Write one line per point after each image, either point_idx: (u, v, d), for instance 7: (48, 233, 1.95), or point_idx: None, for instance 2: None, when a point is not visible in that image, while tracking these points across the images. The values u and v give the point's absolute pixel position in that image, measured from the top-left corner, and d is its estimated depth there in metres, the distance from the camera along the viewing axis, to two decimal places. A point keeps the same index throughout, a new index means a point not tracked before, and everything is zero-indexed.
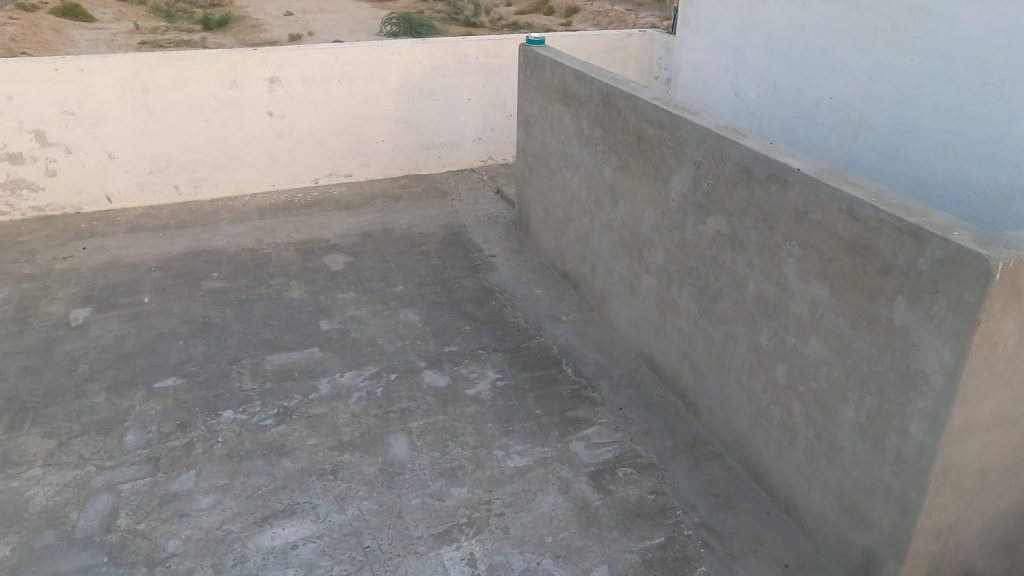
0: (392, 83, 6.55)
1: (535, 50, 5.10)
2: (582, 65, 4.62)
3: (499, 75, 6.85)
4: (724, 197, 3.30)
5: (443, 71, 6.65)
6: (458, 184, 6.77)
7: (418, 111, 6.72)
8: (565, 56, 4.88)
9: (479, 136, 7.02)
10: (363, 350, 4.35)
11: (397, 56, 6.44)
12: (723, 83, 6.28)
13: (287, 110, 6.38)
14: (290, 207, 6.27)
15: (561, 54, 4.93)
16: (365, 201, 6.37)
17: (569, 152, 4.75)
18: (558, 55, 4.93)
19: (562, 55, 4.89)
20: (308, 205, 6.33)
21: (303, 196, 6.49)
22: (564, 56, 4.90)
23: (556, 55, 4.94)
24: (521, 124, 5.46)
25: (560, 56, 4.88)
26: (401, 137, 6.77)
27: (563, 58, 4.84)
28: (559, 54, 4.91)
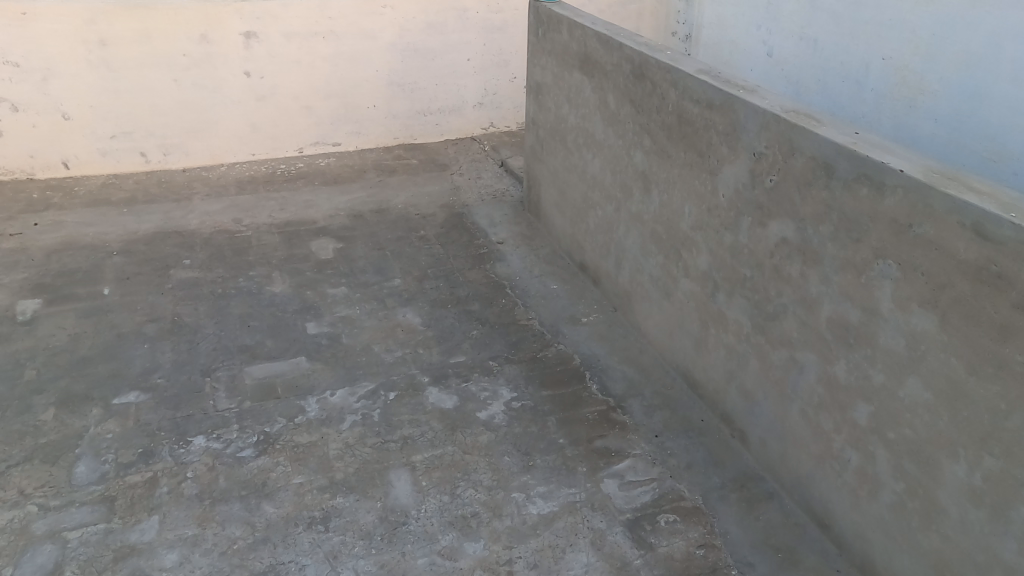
0: (385, 40, 5.82)
1: (549, 7, 4.40)
2: (606, 27, 3.95)
3: (503, 33, 6.12)
4: (792, 197, 2.68)
5: (440, 27, 5.91)
6: (458, 155, 6.10)
7: (412, 72, 6.02)
8: (584, 14, 4.20)
9: (481, 101, 6.33)
10: (357, 361, 3.79)
11: (389, 9, 5.71)
12: (754, 42, 5.45)
13: (266, 70, 5.67)
14: (272, 181, 5.62)
15: (579, 13, 4.24)
16: (354, 175, 5.72)
17: (590, 129, 4.12)
18: (575, 13, 4.24)
19: (580, 13, 4.20)
20: (289, 179, 5.66)
21: (284, 168, 5.82)
22: (582, 14, 4.22)
23: (573, 13, 4.27)
24: (532, 93, 4.81)
25: (577, 14, 4.20)
26: (394, 101, 6.08)
27: (580, 16, 4.16)
28: (577, 13, 4.23)
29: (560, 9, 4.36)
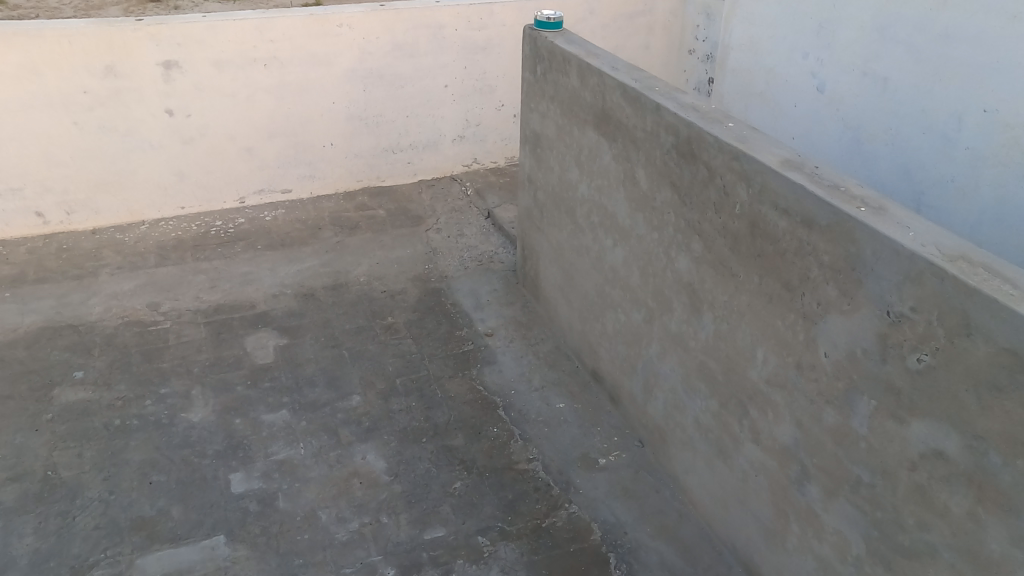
0: (340, 67, 4.78)
1: (552, 39, 3.34)
2: (630, 75, 2.89)
3: (486, 53, 5.04)
4: (963, 399, 1.70)
5: (409, 48, 4.85)
6: (433, 203, 5.01)
7: (377, 104, 4.96)
8: (598, 51, 3.15)
9: (461, 135, 5.25)
10: (295, 540, 2.76)
11: (344, 28, 4.66)
12: (799, 73, 4.38)
13: (193, 106, 4.63)
14: (203, 244, 4.62)
15: (591, 50, 3.18)
16: (305, 238, 4.65)
17: (608, 208, 3.07)
18: (586, 50, 3.18)
19: (593, 51, 3.15)
20: (223, 242, 4.65)
21: (218, 229, 4.78)
22: (598, 51, 3.16)
23: (584, 50, 3.20)
24: (527, 144, 3.73)
25: (589, 52, 3.14)
26: (355, 139, 5.03)
27: (593, 57, 3.09)
28: (588, 51, 3.17)
29: (565, 42, 3.29)
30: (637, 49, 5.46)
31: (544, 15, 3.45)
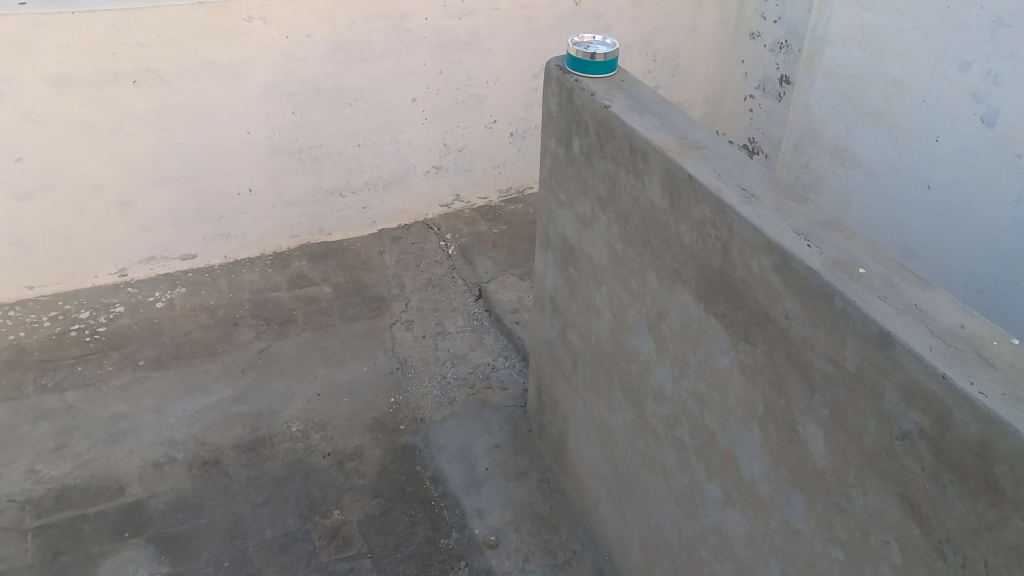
0: (255, 80, 3.16)
1: (604, 99, 1.81)
2: (789, 221, 1.41)
3: (470, 51, 3.45)
4: None
5: (358, 48, 3.25)
6: (400, 272, 3.51)
7: (312, 129, 3.37)
8: (711, 137, 1.65)
9: (437, 165, 3.71)
10: None
11: (255, 22, 3.04)
12: (951, 93, 2.81)
13: (26, 145, 2.96)
14: (55, 354, 3.03)
15: (688, 134, 1.66)
16: (213, 341, 3.12)
17: (720, 441, 1.66)
18: (680, 135, 1.66)
19: (693, 138, 1.65)
20: (88, 354, 3.04)
21: (82, 328, 3.16)
22: (704, 137, 1.65)
23: (674, 133, 1.67)
24: (552, 253, 2.25)
25: (687, 143, 1.63)
26: (285, 180, 3.45)
27: (699, 156, 1.58)
28: (685, 137, 1.65)
29: (632, 112, 1.76)
30: (681, 31, 3.85)
31: (581, 45, 1.92)
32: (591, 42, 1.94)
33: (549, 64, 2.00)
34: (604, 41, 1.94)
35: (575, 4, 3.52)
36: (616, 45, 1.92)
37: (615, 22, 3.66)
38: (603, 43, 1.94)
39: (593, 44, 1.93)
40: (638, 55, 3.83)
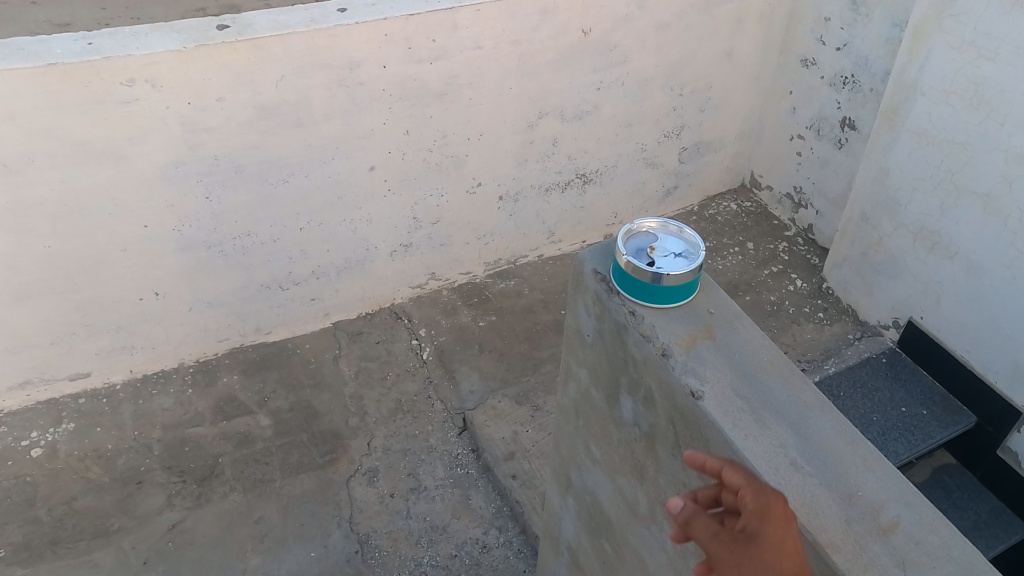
0: (143, 161, 2.31)
1: (687, 377, 1.00)
2: None
3: (444, 103, 2.58)
4: None
5: (291, 111, 2.40)
6: (361, 391, 2.72)
7: (237, 216, 2.55)
8: (900, 498, 0.91)
9: (405, 242, 2.89)
10: None
11: (139, 85, 2.18)
12: None
13: None
14: None
15: (859, 492, 0.91)
16: (106, 513, 2.32)
17: None
18: (845, 496, 0.90)
19: (870, 501, 0.90)
20: None
21: None
22: (889, 498, 0.90)
23: (832, 483, 0.92)
24: (579, 503, 1.47)
25: (864, 522, 0.88)
26: (203, 279, 2.62)
27: (899, 574, 0.83)
28: (855, 500, 0.90)
29: (745, 415, 0.97)
30: (716, 57, 3.01)
31: (642, 253, 1.10)
32: (661, 246, 1.11)
33: (578, 257, 1.21)
34: (683, 243, 1.11)
35: (584, 34, 2.64)
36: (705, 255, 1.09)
37: (635, 53, 2.79)
38: (683, 247, 1.11)
39: (665, 251, 1.10)
40: (660, 90, 2.96)
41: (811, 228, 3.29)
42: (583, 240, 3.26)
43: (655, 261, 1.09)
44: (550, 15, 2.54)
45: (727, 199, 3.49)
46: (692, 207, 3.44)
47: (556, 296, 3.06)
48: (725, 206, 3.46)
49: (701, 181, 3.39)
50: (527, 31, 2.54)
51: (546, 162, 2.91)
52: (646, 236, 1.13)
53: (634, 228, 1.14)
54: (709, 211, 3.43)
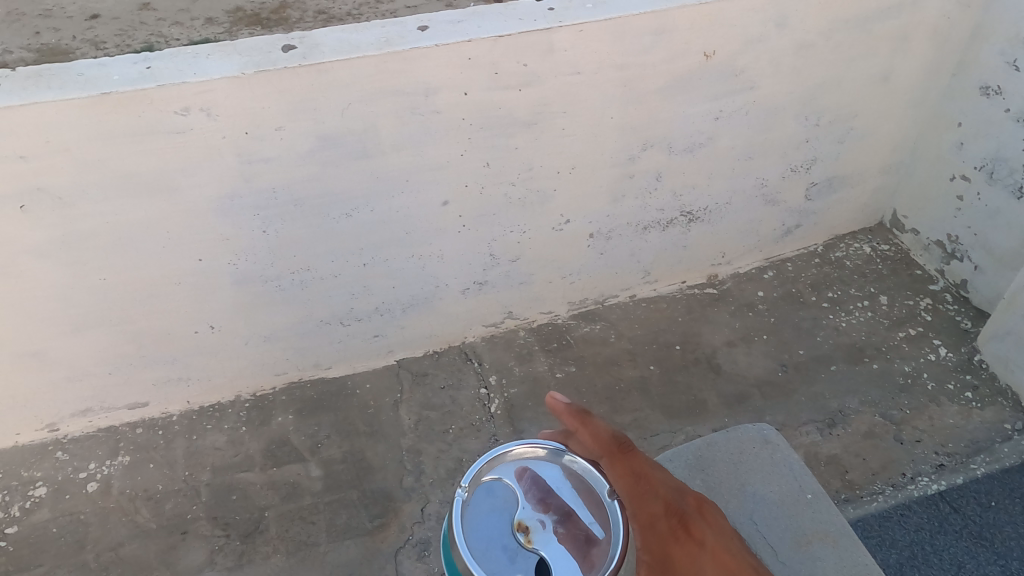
0: (192, 200, 2.14)
1: None
2: None
3: (532, 134, 2.25)
4: None
5: (355, 141, 2.13)
6: (419, 445, 2.49)
7: (296, 249, 2.34)
8: None
9: (479, 280, 2.60)
10: None
11: (193, 115, 1.97)
12: None
13: None
14: None
15: None
16: (148, 565, 2.27)
17: None
18: None
19: None
20: None
21: None
22: None
23: None
24: None
25: None
26: (260, 312, 2.48)
27: None
28: None
29: None
30: (865, 80, 2.50)
31: (515, 540, 1.15)
32: (529, 516, 1.17)
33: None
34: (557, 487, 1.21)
35: (705, 56, 2.22)
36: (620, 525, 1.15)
37: (765, 79, 2.34)
38: (554, 495, 1.20)
39: (537, 519, 1.17)
40: (793, 119, 2.50)
41: (966, 284, 2.73)
42: (682, 280, 2.86)
43: (531, 542, 1.14)
44: (666, 35, 2.14)
45: (859, 240, 2.98)
46: (815, 247, 2.95)
47: (645, 347, 2.68)
48: (857, 249, 2.94)
49: (828, 221, 2.90)
50: (636, 54, 2.15)
51: (646, 198, 2.54)
52: (489, 500, 1.20)
53: (469, 495, 1.21)
54: (837, 253, 2.93)
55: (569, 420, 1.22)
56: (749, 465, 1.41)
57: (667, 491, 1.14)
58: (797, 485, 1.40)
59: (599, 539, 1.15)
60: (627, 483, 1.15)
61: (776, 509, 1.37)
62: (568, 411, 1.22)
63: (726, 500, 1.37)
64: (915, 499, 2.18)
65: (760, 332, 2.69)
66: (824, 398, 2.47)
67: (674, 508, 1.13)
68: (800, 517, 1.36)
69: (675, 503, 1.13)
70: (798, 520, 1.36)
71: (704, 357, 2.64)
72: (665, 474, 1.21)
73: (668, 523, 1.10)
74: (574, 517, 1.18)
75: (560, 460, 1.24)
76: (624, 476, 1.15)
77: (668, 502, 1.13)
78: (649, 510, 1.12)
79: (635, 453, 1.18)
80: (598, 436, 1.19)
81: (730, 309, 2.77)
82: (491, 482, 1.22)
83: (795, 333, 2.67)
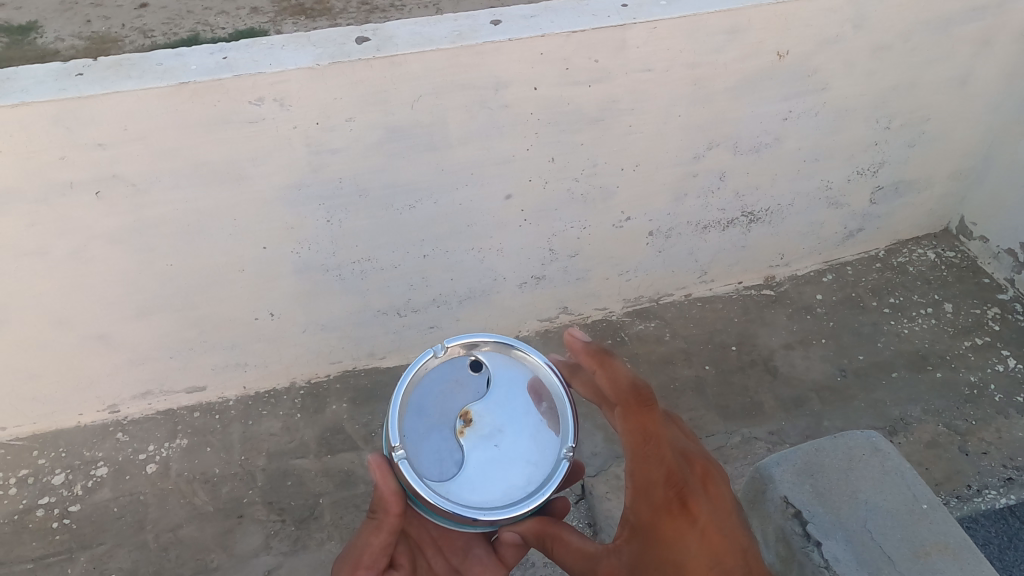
0: (259, 189, 2.16)
1: None
2: None
3: (598, 130, 2.24)
4: None
5: (424, 134, 2.14)
6: None
7: (360, 240, 2.35)
8: None
9: (537, 275, 2.59)
10: None
11: (267, 105, 1.99)
12: None
13: None
14: (12, 548, 2.31)
15: None
16: (206, 547, 2.32)
17: None
18: None
19: None
20: (50, 557, 2.30)
21: (52, 505, 2.40)
22: None
23: None
24: None
25: None
26: (320, 301, 2.50)
27: None
28: None
29: None
30: (939, 82, 2.44)
31: (451, 430, 1.26)
32: (484, 415, 1.27)
33: (761, 465, 1.64)
34: (505, 374, 1.33)
35: (778, 56, 2.19)
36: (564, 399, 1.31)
37: (837, 80, 2.30)
38: (492, 392, 1.30)
39: (490, 421, 1.27)
40: (862, 122, 2.45)
41: None
42: (738, 281, 2.83)
43: (467, 433, 1.26)
44: (740, 34, 2.11)
45: (923, 246, 2.93)
46: (877, 251, 2.90)
47: (700, 347, 2.65)
48: (920, 255, 2.90)
49: (891, 225, 2.85)
50: (709, 52, 2.13)
51: (708, 198, 2.51)
52: (424, 419, 1.28)
53: (403, 418, 1.28)
54: (899, 258, 2.88)
55: (589, 359, 1.22)
56: (860, 472, 1.58)
57: (672, 457, 1.14)
58: (912, 496, 1.55)
59: (545, 406, 1.32)
60: (636, 439, 1.14)
61: (890, 517, 1.51)
62: (589, 351, 1.22)
63: (839, 505, 1.54)
64: (980, 513, 2.15)
65: (819, 335, 2.65)
66: (885, 406, 2.44)
67: (675, 479, 1.14)
68: (918, 527, 1.50)
69: (678, 473, 1.14)
70: (915, 531, 1.49)
71: (761, 359, 2.61)
72: (672, 434, 1.22)
73: (666, 490, 1.12)
74: (509, 419, 1.29)
75: (509, 352, 1.36)
76: (633, 428, 1.14)
77: (671, 469, 1.14)
78: (648, 474, 1.13)
79: (653, 407, 1.17)
80: (617, 379, 1.18)
81: (788, 311, 2.73)
82: (423, 394, 1.30)
83: (855, 338, 2.64)
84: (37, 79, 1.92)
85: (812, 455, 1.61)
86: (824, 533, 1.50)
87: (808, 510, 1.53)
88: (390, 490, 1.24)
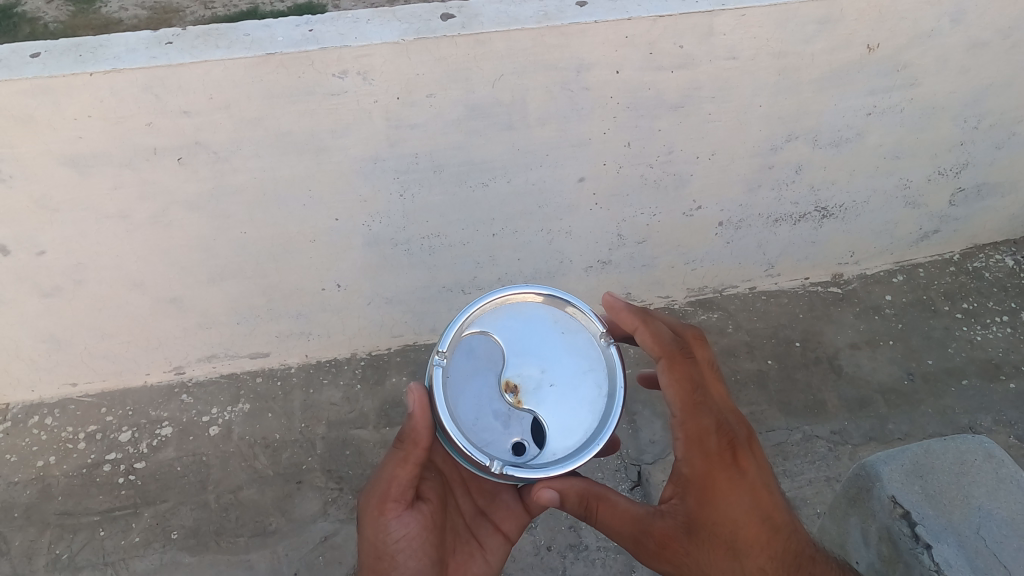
0: (338, 160, 2.18)
1: None
2: None
3: (677, 117, 2.21)
4: None
5: (504, 113, 2.13)
6: None
7: (432, 216, 2.37)
8: None
9: (602, 260, 2.59)
10: None
11: (351, 78, 2.00)
12: None
13: (47, 237, 2.22)
14: (80, 499, 2.39)
15: None
16: (265, 510, 2.37)
17: None
18: None
19: None
20: (116, 511, 2.38)
21: (118, 462, 2.48)
22: None
23: None
24: None
25: None
26: (386, 275, 2.54)
27: None
28: None
29: None
30: None
31: (500, 390, 1.32)
32: (524, 372, 1.34)
33: (866, 462, 1.65)
34: (549, 324, 1.40)
35: (868, 49, 2.13)
36: (615, 360, 1.37)
37: (928, 76, 2.24)
38: (532, 341, 1.38)
39: (530, 377, 1.34)
40: (948, 121, 2.39)
41: None
42: (805, 276, 2.79)
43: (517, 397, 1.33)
44: (831, 25, 2.06)
45: (1002, 251, 2.85)
46: (952, 254, 2.84)
47: (764, 341, 2.61)
48: (999, 260, 2.82)
49: (969, 227, 2.78)
50: (798, 42, 2.08)
51: (782, 190, 2.47)
52: (471, 362, 1.35)
53: (448, 361, 1.35)
54: (975, 262, 2.81)
55: (631, 318, 1.41)
56: (974, 477, 1.58)
57: (719, 412, 1.35)
58: None
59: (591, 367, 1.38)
60: (686, 390, 1.34)
61: (1007, 526, 1.50)
62: (632, 309, 1.42)
63: (950, 509, 1.53)
64: None
65: (887, 336, 2.61)
66: (955, 411, 2.42)
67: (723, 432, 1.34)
68: None
69: (727, 428, 1.34)
70: None
71: (826, 357, 2.57)
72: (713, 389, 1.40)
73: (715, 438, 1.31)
74: (548, 362, 1.37)
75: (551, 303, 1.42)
76: (682, 378, 1.34)
77: (720, 423, 1.34)
78: (701, 423, 1.32)
79: (695, 364, 1.38)
80: (662, 336, 1.39)
81: (855, 310, 2.69)
82: (471, 339, 1.37)
83: (924, 341, 2.59)
84: (129, 46, 1.95)
85: (923, 457, 1.61)
86: (936, 536, 1.50)
87: (919, 512, 1.53)
88: (423, 424, 1.30)
